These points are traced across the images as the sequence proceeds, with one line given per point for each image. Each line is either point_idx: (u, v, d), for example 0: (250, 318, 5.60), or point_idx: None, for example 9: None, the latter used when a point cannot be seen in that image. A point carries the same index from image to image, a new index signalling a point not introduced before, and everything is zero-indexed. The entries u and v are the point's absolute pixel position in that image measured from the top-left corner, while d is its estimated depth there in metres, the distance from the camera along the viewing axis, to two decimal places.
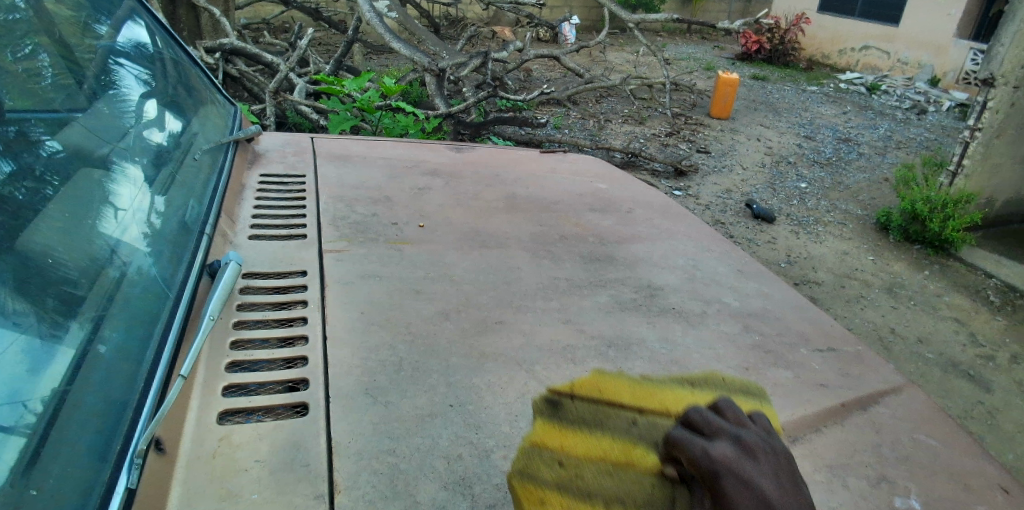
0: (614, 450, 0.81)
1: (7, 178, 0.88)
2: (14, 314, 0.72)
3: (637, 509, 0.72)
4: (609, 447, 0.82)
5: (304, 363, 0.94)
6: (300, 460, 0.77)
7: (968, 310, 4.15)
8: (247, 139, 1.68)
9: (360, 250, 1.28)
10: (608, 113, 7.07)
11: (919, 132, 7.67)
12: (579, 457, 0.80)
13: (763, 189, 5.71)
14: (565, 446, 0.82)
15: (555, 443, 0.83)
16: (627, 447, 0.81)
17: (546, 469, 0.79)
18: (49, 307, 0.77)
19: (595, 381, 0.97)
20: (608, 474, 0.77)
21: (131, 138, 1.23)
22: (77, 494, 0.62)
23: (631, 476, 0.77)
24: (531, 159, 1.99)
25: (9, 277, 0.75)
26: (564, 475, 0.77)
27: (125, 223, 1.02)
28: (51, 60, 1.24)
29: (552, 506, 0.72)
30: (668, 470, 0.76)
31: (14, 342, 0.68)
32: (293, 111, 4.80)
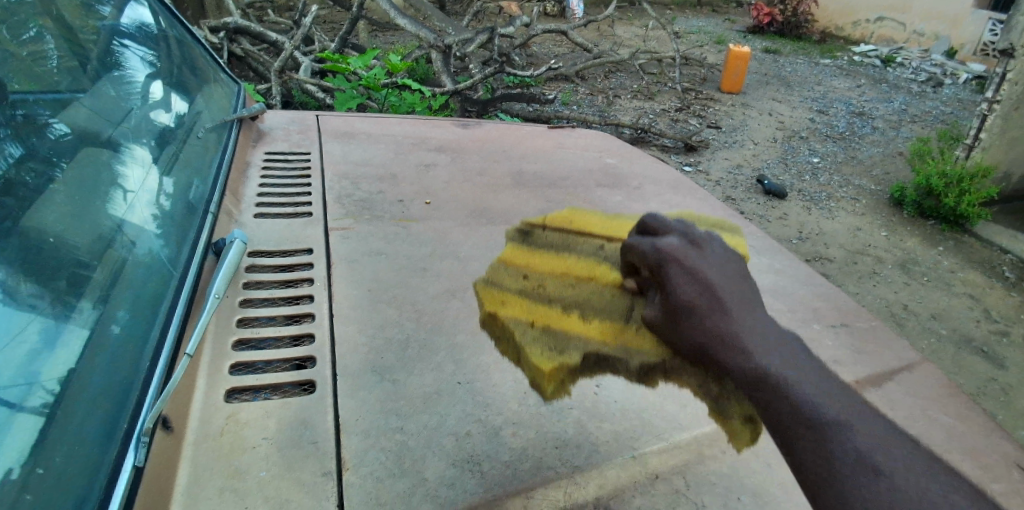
0: (576, 272, 1.19)
1: (14, 162, 0.88)
2: (27, 297, 0.72)
3: (601, 307, 1.08)
4: (555, 308, 1.07)
5: (311, 341, 0.93)
6: (308, 437, 0.77)
7: (982, 287, 4.10)
8: (251, 117, 1.66)
9: (366, 228, 1.26)
10: (617, 89, 6.96)
11: (935, 106, 7.50)
12: (533, 312, 1.05)
13: (774, 164, 5.62)
14: (520, 309, 1.05)
15: (511, 309, 1.05)
16: (570, 302, 1.09)
17: (519, 316, 1.04)
18: (61, 290, 0.76)
19: (520, 255, 1.22)
20: (566, 313, 1.06)
21: (136, 119, 1.21)
22: (84, 475, 0.62)
23: (593, 290, 1.14)
24: (538, 134, 1.96)
25: (18, 260, 0.75)
26: (536, 316, 1.04)
27: (134, 204, 1.01)
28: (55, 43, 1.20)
29: (532, 332, 1.00)
30: (627, 283, 1.13)
31: (27, 326, 0.68)
32: (298, 89, 4.76)
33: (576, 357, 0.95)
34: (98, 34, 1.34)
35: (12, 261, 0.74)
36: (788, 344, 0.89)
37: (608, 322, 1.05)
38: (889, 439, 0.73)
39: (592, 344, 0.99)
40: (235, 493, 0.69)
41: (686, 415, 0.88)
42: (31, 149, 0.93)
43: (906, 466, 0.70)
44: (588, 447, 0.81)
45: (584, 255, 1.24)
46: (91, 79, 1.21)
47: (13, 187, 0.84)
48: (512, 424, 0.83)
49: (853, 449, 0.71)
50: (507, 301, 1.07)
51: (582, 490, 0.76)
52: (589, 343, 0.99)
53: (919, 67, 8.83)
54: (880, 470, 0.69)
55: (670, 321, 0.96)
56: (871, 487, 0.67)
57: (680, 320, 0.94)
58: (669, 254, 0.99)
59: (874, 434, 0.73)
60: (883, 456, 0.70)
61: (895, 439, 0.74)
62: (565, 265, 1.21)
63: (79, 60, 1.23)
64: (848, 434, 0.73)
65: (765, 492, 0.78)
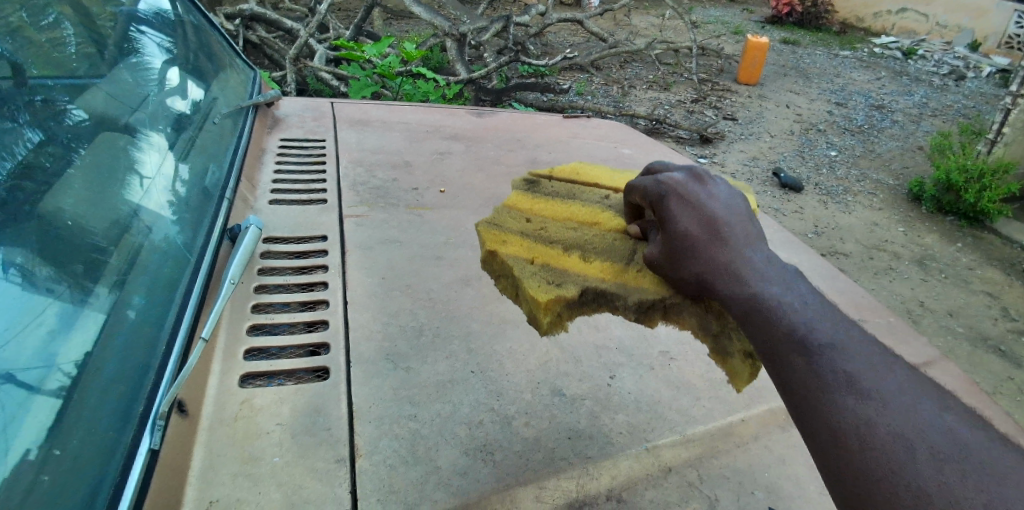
0: (580, 219, 1.32)
1: (34, 148, 0.88)
2: (44, 281, 0.72)
3: (601, 249, 1.20)
4: (555, 248, 1.19)
5: (325, 328, 0.93)
6: (321, 424, 0.77)
7: (1001, 284, 4.03)
8: (267, 103, 1.66)
9: (380, 216, 1.26)
10: (632, 79, 6.88)
11: (958, 99, 7.35)
12: (536, 251, 1.17)
13: (791, 157, 5.55)
14: (524, 246, 1.18)
15: (513, 246, 1.17)
16: (570, 245, 1.21)
17: (523, 253, 1.16)
18: (79, 275, 0.77)
19: (526, 201, 1.36)
20: (566, 253, 1.18)
21: (152, 105, 1.22)
22: (101, 456, 0.63)
23: (597, 232, 1.27)
24: (554, 124, 1.94)
25: (37, 244, 0.75)
26: (537, 254, 1.16)
27: (150, 190, 1.01)
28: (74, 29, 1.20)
29: (531, 267, 1.11)
30: (630, 230, 1.24)
31: (45, 310, 0.68)
32: (312, 77, 4.76)
33: (571, 291, 1.06)
34: (116, 20, 1.32)
35: (32, 246, 0.74)
36: (795, 279, 0.93)
37: (607, 261, 1.16)
38: (881, 364, 0.73)
39: (586, 280, 1.10)
40: (249, 477, 0.70)
41: (701, 410, 0.87)
42: (49, 135, 0.93)
43: (898, 387, 0.69)
44: (601, 438, 0.81)
45: (587, 209, 1.36)
46: (110, 66, 1.21)
47: (32, 174, 0.84)
48: (525, 414, 0.83)
49: (844, 372, 0.72)
50: (507, 244, 1.18)
51: (595, 481, 0.75)
52: (586, 280, 1.10)
53: (941, 59, 8.64)
54: (870, 393, 0.69)
55: (667, 251, 1.05)
56: (861, 410, 0.67)
57: (677, 248, 1.03)
58: (670, 188, 1.08)
59: (867, 359, 0.74)
60: (876, 381, 0.70)
61: (890, 363, 0.73)
62: (570, 212, 1.34)
63: (98, 47, 1.22)
64: (838, 361, 0.74)
65: (780, 488, 0.78)
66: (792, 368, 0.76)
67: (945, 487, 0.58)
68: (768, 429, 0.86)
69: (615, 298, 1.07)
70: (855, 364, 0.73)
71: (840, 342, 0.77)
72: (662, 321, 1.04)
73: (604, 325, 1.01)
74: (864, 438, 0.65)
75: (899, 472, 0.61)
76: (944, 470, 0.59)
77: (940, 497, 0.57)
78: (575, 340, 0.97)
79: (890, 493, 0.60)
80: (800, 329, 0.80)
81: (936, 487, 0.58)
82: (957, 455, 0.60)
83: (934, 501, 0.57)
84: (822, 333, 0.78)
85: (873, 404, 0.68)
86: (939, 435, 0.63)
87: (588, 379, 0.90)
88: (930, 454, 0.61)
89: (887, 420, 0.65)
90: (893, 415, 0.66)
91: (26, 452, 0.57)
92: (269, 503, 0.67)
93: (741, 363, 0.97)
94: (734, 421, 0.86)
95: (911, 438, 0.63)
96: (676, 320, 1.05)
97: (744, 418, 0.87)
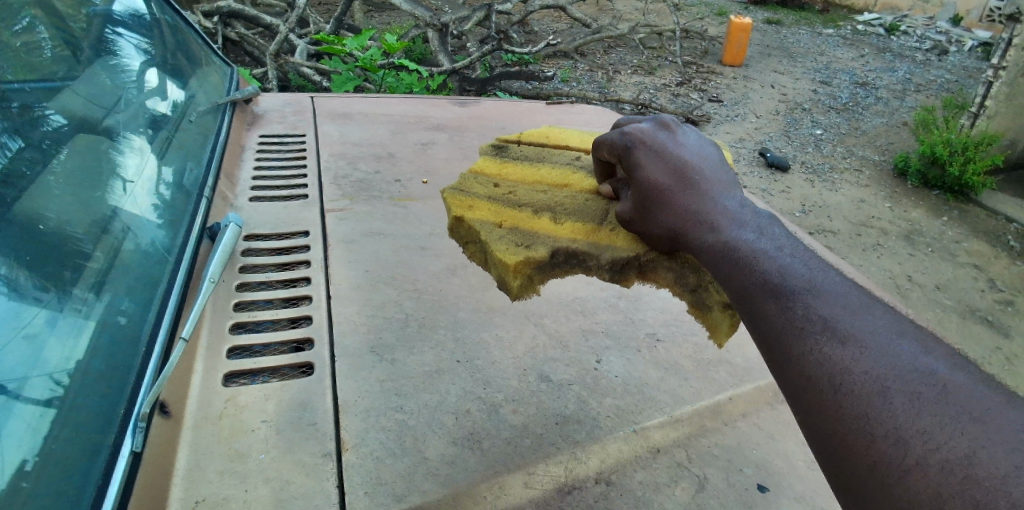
0: (549, 183, 1.39)
1: (15, 153, 0.85)
2: (32, 288, 0.71)
3: (570, 211, 1.27)
4: (519, 214, 1.25)
5: (308, 323, 0.92)
6: (308, 419, 0.77)
7: (986, 256, 4.07)
8: (245, 99, 1.63)
9: (363, 209, 1.25)
10: (617, 64, 6.86)
11: (940, 74, 7.39)
12: (504, 217, 1.24)
13: (777, 137, 5.56)
14: (491, 212, 1.24)
15: (478, 212, 1.23)
16: (535, 210, 1.26)
17: (490, 219, 1.22)
18: (66, 281, 0.76)
19: (491, 167, 1.43)
20: (532, 216, 1.24)
21: (130, 106, 1.19)
22: (83, 459, 0.62)
23: (567, 195, 1.34)
24: (537, 110, 1.93)
25: (24, 250, 0.74)
26: (503, 220, 1.23)
27: (135, 194, 1.00)
28: (49, 32, 1.16)
29: (495, 232, 1.18)
30: (604, 190, 1.31)
31: (33, 318, 0.68)
32: (294, 72, 4.70)
33: (539, 254, 1.12)
34: (92, 22, 1.29)
35: (18, 252, 0.73)
36: (765, 222, 0.99)
37: (576, 223, 1.22)
38: (857, 307, 0.73)
39: (554, 242, 1.17)
40: (235, 475, 0.69)
41: (690, 389, 0.87)
42: (30, 140, 0.90)
43: (876, 332, 0.69)
44: (590, 422, 0.81)
45: (554, 171, 1.42)
46: (87, 68, 1.18)
47: (15, 180, 0.81)
48: (513, 401, 0.83)
49: (820, 318, 0.73)
50: (473, 210, 1.24)
51: (584, 465, 0.75)
52: (553, 243, 1.17)
53: (924, 34, 8.67)
54: (845, 338, 0.69)
55: (639, 203, 1.11)
56: (837, 356, 0.68)
57: (650, 198, 1.09)
58: (636, 139, 1.15)
59: (843, 302, 0.74)
60: (850, 324, 0.71)
61: (868, 308, 0.73)
62: (536, 176, 1.41)
63: (74, 48, 1.19)
64: (812, 304, 0.75)
65: (769, 463, 0.78)
66: (767, 314, 0.79)
67: (921, 430, 0.57)
68: (756, 406, 0.86)
69: (586, 259, 1.15)
70: (829, 307, 0.74)
71: (815, 283, 0.79)
72: (649, 303, 1.05)
73: (591, 309, 1.01)
74: (839, 385, 0.65)
75: (875, 417, 0.61)
76: (920, 413, 0.59)
77: (918, 443, 0.57)
78: (562, 326, 0.97)
79: (866, 438, 0.60)
80: (774, 275, 0.83)
81: (914, 432, 0.58)
82: (933, 398, 0.60)
83: (910, 445, 0.57)
84: (797, 277, 0.81)
85: (850, 350, 0.68)
86: (917, 379, 0.62)
87: (577, 363, 0.90)
88: (906, 397, 0.61)
89: (864, 366, 0.65)
90: (873, 359, 0.66)
91: (8, 458, 0.56)
92: (257, 499, 0.66)
93: (719, 315, 1.04)
94: (722, 400, 0.86)
95: (888, 382, 0.63)
96: (662, 302, 1.06)
97: (732, 396, 0.87)
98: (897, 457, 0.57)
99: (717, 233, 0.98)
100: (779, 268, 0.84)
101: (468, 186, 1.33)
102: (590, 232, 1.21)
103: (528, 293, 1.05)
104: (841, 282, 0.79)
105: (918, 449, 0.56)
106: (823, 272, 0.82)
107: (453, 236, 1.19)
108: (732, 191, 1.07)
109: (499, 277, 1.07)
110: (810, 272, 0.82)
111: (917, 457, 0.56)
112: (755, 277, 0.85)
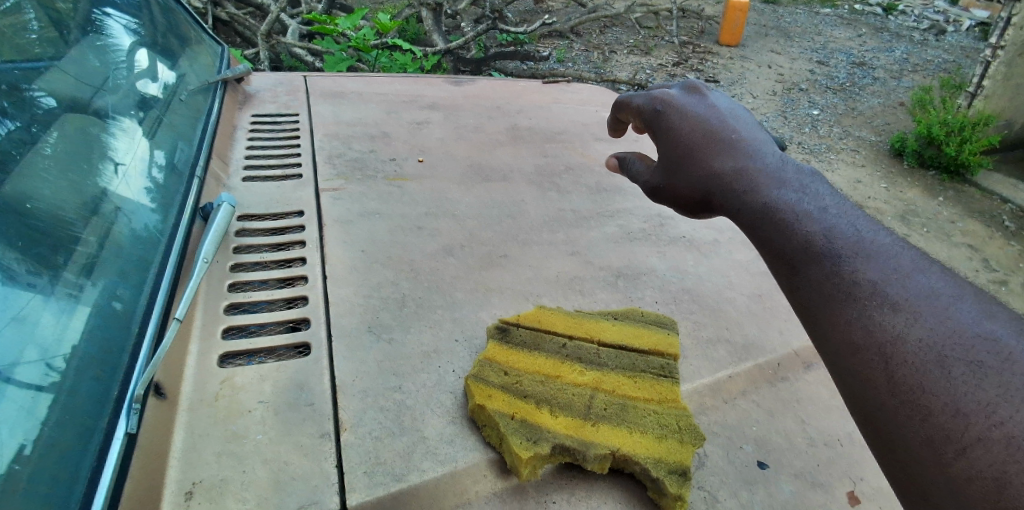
0: None
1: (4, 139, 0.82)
2: (24, 273, 0.69)
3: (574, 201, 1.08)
4: None
5: (305, 303, 0.91)
6: (305, 400, 0.76)
7: (982, 237, 4.08)
8: (236, 79, 1.60)
9: (358, 188, 1.23)
10: (612, 44, 6.77)
11: (937, 54, 7.34)
12: None
13: (774, 118, 5.52)
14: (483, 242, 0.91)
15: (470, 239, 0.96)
16: None
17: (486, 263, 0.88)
18: (58, 265, 0.74)
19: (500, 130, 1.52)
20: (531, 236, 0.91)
21: (117, 85, 1.16)
22: (77, 441, 0.60)
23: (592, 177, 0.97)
24: (535, 89, 1.89)
25: (17, 235, 0.72)
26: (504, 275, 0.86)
27: (128, 176, 0.98)
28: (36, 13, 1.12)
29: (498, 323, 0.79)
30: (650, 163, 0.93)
31: (25, 302, 0.66)
32: (287, 53, 4.60)
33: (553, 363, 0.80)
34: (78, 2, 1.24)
35: (9, 236, 0.71)
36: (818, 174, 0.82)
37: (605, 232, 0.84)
38: (907, 267, 0.61)
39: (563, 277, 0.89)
40: (232, 456, 0.68)
41: (688, 368, 0.87)
42: (17, 124, 0.87)
43: (932, 294, 0.58)
44: None
45: None
46: (74, 49, 1.14)
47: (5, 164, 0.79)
48: None
49: (866, 279, 0.61)
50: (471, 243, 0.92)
51: None
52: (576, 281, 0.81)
53: (922, 14, 8.60)
54: (899, 303, 0.58)
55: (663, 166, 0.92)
56: (889, 323, 0.57)
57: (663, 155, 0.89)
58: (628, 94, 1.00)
59: (886, 257, 0.62)
60: (903, 287, 0.59)
61: (922, 267, 0.61)
62: None
63: (60, 28, 1.14)
64: (856, 263, 0.62)
65: (769, 440, 0.78)
66: (807, 272, 0.64)
67: (984, 403, 0.49)
68: (755, 384, 0.87)
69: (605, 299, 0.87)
70: (874, 265, 0.62)
71: (861, 236, 0.65)
72: (648, 282, 1.04)
73: (590, 288, 1.00)
74: (891, 354, 0.55)
75: (929, 387, 0.52)
76: (984, 385, 0.50)
77: (980, 418, 0.48)
78: (561, 304, 0.96)
79: (920, 414, 0.52)
80: (814, 232, 0.66)
81: (974, 405, 0.49)
82: (1000, 369, 0.50)
83: (972, 420, 0.49)
84: (841, 233, 0.66)
85: (902, 316, 0.57)
86: (977, 347, 0.53)
87: None
88: (967, 367, 0.52)
89: (919, 333, 0.55)
90: (929, 322, 0.56)
91: (4, 444, 0.54)
92: (255, 481, 0.66)
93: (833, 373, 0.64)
94: (722, 377, 0.86)
95: (947, 352, 0.53)
96: (661, 281, 1.04)
97: (732, 374, 0.87)
98: (955, 433, 0.49)
99: (754, 192, 0.75)
100: (821, 226, 0.67)
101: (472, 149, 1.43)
102: (625, 386, 0.80)
103: (535, 251, 1.08)
104: (886, 236, 0.66)
105: (980, 425, 0.48)
106: (868, 228, 0.67)
107: (462, 184, 1.28)
108: (770, 146, 0.85)
109: (518, 227, 1.15)
110: (853, 228, 0.67)
111: (979, 433, 0.48)
112: (793, 232, 0.68)
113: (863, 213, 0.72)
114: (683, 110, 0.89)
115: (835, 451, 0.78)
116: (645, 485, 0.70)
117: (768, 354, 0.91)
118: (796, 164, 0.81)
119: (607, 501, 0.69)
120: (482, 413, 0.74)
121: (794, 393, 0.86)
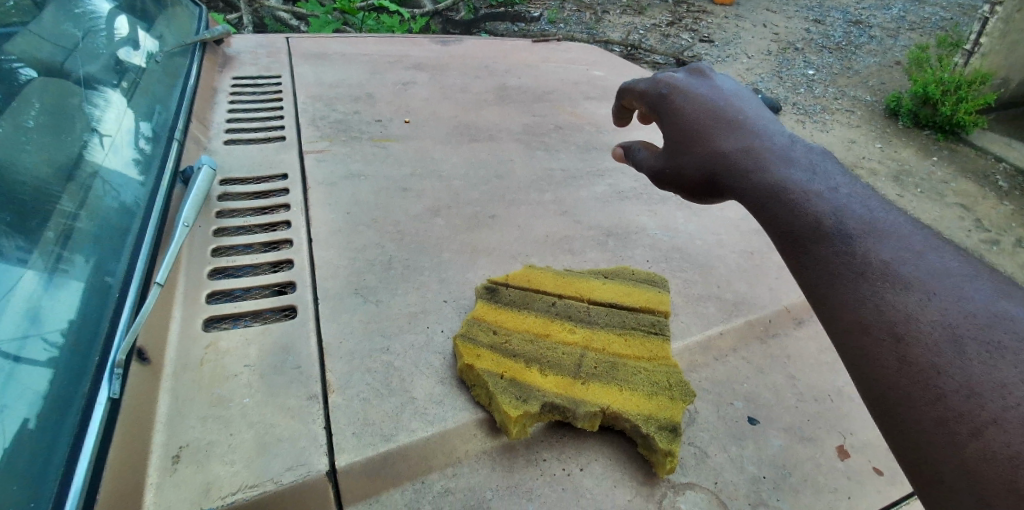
0: None
1: None
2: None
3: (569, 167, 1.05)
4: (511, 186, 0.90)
5: (290, 266, 0.90)
6: (291, 363, 0.75)
7: (974, 196, 4.08)
8: (215, 41, 1.54)
9: (342, 150, 1.20)
10: (605, 4, 6.58)
11: (935, 10, 7.21)
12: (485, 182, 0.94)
13: (769, 78, 5.43)
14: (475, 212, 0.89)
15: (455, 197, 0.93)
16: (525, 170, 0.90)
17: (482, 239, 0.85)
18: (30, 229, 0.71)
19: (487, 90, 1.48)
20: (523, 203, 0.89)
21: (93, 50, 1.11)
22: (58, 407, 0.58)
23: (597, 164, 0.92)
24: (522, 48, 1.83)
25: None
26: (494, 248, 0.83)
27: (114, 147, 0.95)
28: None
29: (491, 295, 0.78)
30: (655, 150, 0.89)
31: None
32: (268, 16, 4.43)
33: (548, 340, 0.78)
34: None
35: None
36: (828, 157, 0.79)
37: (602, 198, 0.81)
38: (920, 246, 0.59)
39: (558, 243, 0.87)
40: (218, 420, 0.68)
41: (679, 325, 0.86)
42: None
43: (946, 273, 0.56)
44: None
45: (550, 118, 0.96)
46: (50, 17, 1.08)
47: None
48: None
49: (877, 259, 0.58)
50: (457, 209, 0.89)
51: None
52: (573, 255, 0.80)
53: None
54: (911, 283, 0.56)
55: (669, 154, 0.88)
56: (901, 303, 0.54)
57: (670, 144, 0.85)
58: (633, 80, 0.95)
59: (898, 236, 0.60)
60: (917, 266, 0.57)
61: (935, 247, 0.59)
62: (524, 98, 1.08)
63: None
64: (867, 242, 0.60)
65: (758, 395, 0.78)
66: (816, 253, 0.63)
67: (1001, 383, 0.46)
68: (746, 341, 0.86)
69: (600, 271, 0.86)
70: (886, 245, 0.59)
71: (872, 215, 0.63)
72: (638, 240, 1.03)
73: (579, 248, 0.99)
74: (902, 334, 0.53)
75: (942, 366, 0.49)
76: (999, 365, 0.47)
77: (996, 397, 0.46)
78: (550, 263, 0.95)
79: (932, 394, 0.49)
80: (823, 210, 0.65)
81: (990, 385, 0.47)
82: (1016, 349, 0.48)
83: (987, 399, 0.46)
84: (850, 213, 0.63)
85: (915, 296, 0.55)
86: (992, 326, 0.50)
87: None
88: (982, 347, 0.49)
89: (932, 313, 0.53)
90: (944, 303, 0.53)
91: (4, 423, 0.53)
92: (241, 445, 0.65)
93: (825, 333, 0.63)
94: (713, 334, 0.86)
95: (961, 331, 0.51)
96: (651, 240, 1.03)
97: (722, 330, 0.87)
98: (969, 412, 0.46)
99: (761, 174, 0.72)
100: (830, 204, 0.65)
101: (459, 110, 1.40)
102: (615, 344, 0.79)
103: (524, 210, 1.07)
104: (898, 214, 0.64)
105: (996, 404, 0.45)
106: (879, 207, 0.65)
107: (449, 145, 1.25)
108: (778, 127, 0.82)
109: (506, 188, 1.13)
110: (865, 207, 0.65)
111: (994, 413, 0.45)
112: (800, 212, 0.66)
113: (874, 193, 0.70)
114: (689, 93, 0.86)
115: (823, 405, 0.79)
116: (635, 441, 0.70)
117: (758, 310, 0.91)
118: (806, 144, 0.78)
119: (596, 458, 0.69)
120: (470, 372, 0.74)
121: (783, 348, 0.86)
